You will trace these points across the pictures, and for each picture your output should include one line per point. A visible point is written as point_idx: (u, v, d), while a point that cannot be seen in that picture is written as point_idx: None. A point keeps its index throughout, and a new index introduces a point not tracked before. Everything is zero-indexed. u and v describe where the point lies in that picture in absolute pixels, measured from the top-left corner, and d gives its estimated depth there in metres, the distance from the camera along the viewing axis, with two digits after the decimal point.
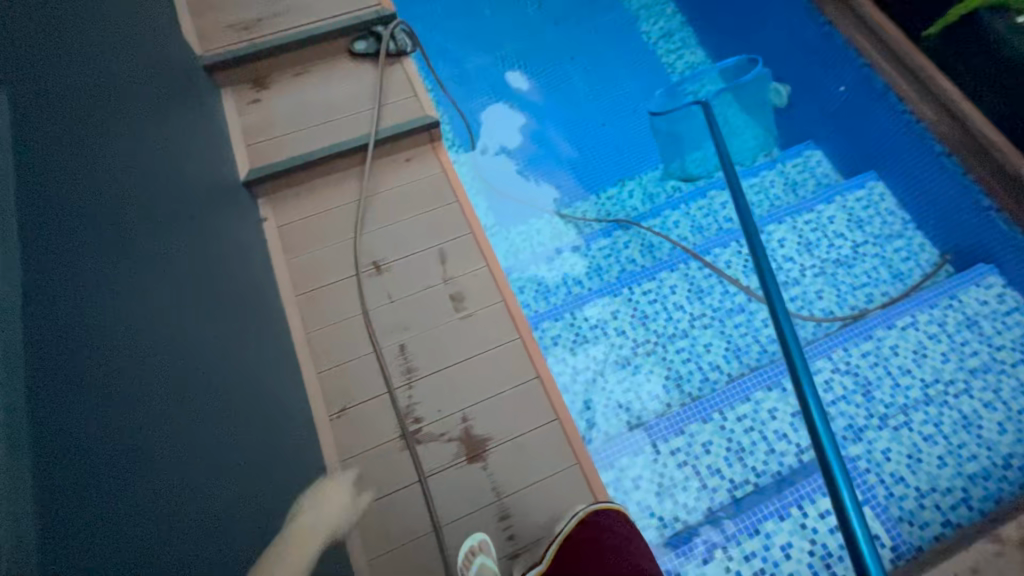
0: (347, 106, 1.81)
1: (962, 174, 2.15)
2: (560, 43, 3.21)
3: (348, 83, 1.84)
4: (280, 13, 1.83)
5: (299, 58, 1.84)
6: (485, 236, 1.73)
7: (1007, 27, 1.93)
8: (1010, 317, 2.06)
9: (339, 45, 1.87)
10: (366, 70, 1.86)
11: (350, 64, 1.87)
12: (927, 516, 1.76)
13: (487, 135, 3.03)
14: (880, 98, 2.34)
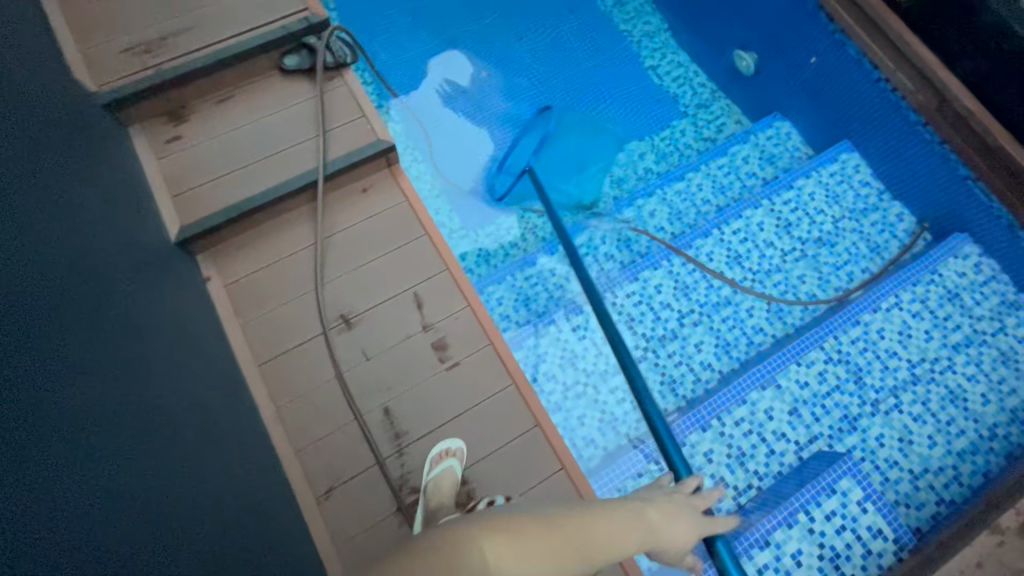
0: (286, 136, 1.57)
1: (938, 144, 2.11)
2: (510, 15, 2.92)
3: (282, 108, 1.59)
4: (190, 28, 1.54)
5: (220, 81, 1.57)
6: (462, 272, 1.57)
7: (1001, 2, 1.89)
8: (987, 286, 2.08)
9: (267, 61, 1.60)
10: (303, 89, 1.61)
11: (283, 82, 1.61)
12: (922, 496, 1.81)
13: (439, 128, 2.72)
14: (854, 66, 2.25)
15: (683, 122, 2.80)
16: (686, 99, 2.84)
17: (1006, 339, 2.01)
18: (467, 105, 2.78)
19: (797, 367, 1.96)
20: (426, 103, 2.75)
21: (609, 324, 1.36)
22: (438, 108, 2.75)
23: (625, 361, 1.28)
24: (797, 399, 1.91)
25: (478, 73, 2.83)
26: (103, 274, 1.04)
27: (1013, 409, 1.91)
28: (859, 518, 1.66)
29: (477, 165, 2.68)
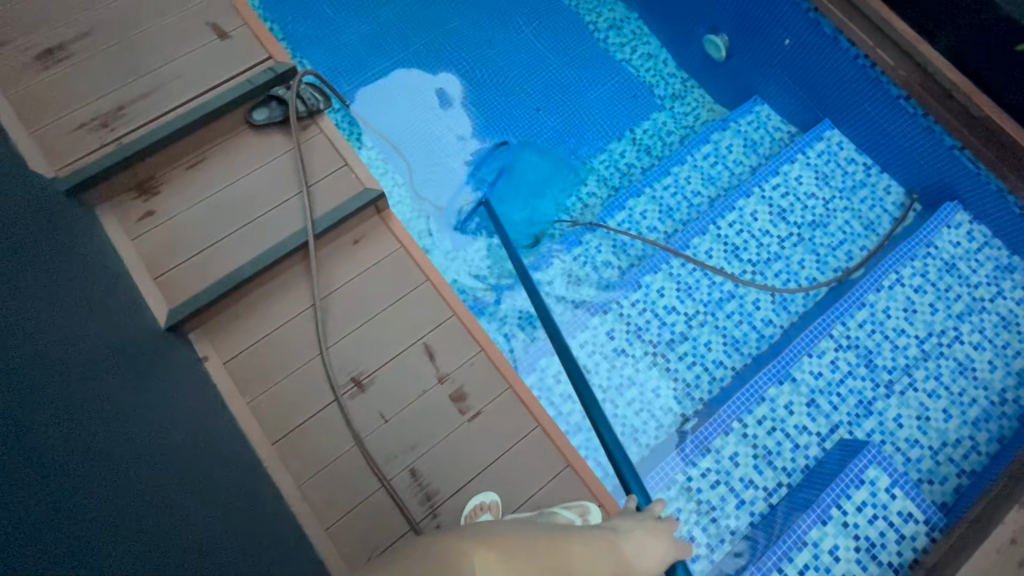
0: (267, 195, 1.47)
1: (922, 116, 2.11)
2: (474, 22, 2.82)
3: (258, 165, 1.49)
4: (150, 92, 1.43)
5: (188, 145, 1.47)
6: (470, 316, 1.53)
7: None
8: (982, 252, 2.10)
9: (235, 117, 1.50)
10: (277, 142, 1.51)
11: (254, 138, 1.51)
12: (944, 471, 1.84)
13: (408, 141, 2.64)
14: (831, 44, 2.22)
15: (662, 114, 2.75)
16: (662, 90, 2.78)
17: (1005, 303, 2.04)
18: (433, 113, 2.69)
19: (809, 358, 1.96)
20: (391, 117, 2.66)
21: (565, 357, 1.43)
22: (404, 121, 2.66)
23: (581, 388, 1.35)
24: (813, 390, 1.92)
25: (440, 80, 2.73)
26: (129, 343, 1.17)
27: (1020, 372, 1.94)
28: (890, 505, 1.67)
29: (451, 176, 2.61)
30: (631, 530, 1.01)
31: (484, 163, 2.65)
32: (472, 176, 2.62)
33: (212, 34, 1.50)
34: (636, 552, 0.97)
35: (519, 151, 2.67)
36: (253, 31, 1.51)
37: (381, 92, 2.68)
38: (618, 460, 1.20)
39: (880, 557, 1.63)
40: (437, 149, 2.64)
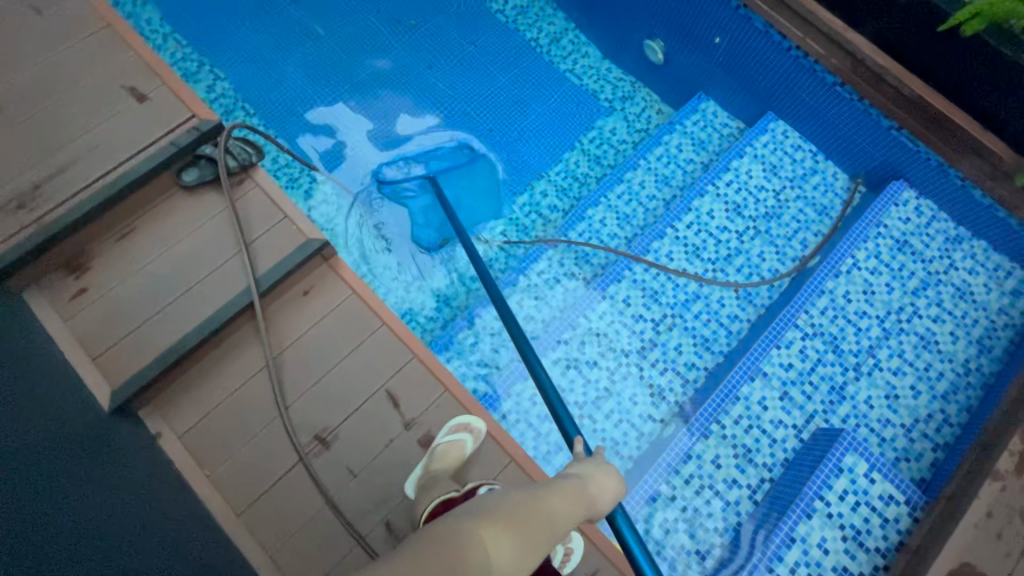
0: (206, 259, 1.42)
1: (858, 101, 2.15)
2: (413, 49, 2.81)
3: (193, 227, 1.44)
4: (71, 164, 1.38)
5: (118, 215, 1.41)
6: (432, 356, 1.51)
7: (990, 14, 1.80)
8: (931, 226, 2.15)
9: (164, 180, 1.44)
10: (212, 200, 1.47)
11: (187, 199, 1.46)
12: (919, 447, 1.86)
13: (345, 168, 2.63)
14: (763, 38, 2.26)
15: (610, 120, 2.76)
16: (608, 96, 2.80)
17: (958, 274, 2.09)
18: (369, 136, 2.68)
19: (778, 351, 1.97)
20: (326, 144, 2.65)
21: (509, 319, 1.48)
22: (340, 148, 2.65)
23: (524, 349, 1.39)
24: (785, 382, 1.93)
25: (383, 88, 2.75)
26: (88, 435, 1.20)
27: (979, 340, 1.99)
28: (870, 490, 1.69)
29: (392, 198, 2.60)
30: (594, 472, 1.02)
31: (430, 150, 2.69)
32: (413, 196, 2.61)
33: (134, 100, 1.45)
34: (598, 491, 1.00)
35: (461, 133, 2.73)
36: (172, 90, 1.47)
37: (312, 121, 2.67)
38: (556, 405, 1.24)
39: (867, 544, 1.64)
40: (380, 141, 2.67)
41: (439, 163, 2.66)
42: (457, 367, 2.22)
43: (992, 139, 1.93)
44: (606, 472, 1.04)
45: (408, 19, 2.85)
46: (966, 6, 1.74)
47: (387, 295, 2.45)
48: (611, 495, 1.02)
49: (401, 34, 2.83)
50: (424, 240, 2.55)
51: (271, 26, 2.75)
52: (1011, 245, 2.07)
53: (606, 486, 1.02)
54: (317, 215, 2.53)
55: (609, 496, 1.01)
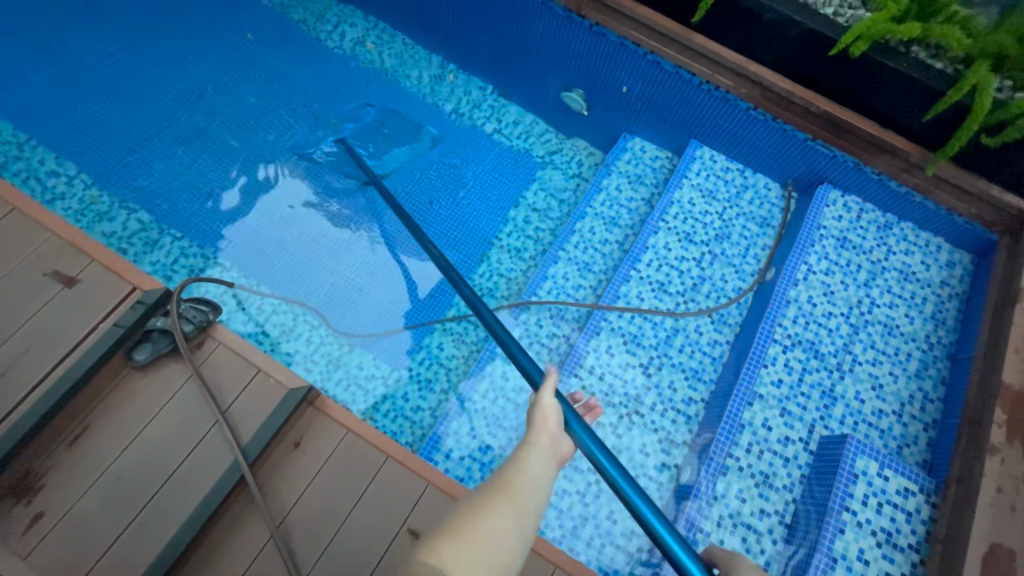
0: (176, 438, 1.44)
1: (772, 120, 2.33)
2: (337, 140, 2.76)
3: (157, 408, 1.47)
4: (33, 383, 1.41)
5: (66, 420, 1.41)
6: (445, 477, 1.50)
7: (899, 42, 2.03)
8: (862, 219, 2.32)
9: (115, 363, 1.49)
10: (173, 372, 1.52)
11: (144, 378, 1.50)
12: (914, 429, 1.95)
13: (286, 259, 2.53)
14: (674, 77, 2.41)
15: (546, 172, 2.82)
16: (539, 150, 2.86)
17: (897, 258, 2.26)
18: (306, 222, 2.60)
19: (766, 370, 2.03)
20: (260, 238, 2.54)
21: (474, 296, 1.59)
22: (277, 240, 2.55)
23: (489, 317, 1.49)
24: (780, 398, 1.99)
25: (312, 178, 2.68)
26: None
27: (933, 314, 2.15)
28: (887, 487, 1.75)
29: (345, 285, 2.53)
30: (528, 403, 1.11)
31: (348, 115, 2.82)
32: (366, 280, 2.56)
33: (73, 291, 1.54)
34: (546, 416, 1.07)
35: (401, 129, 2.84)
36: (131, 279, 1.57)
37: (241, 213, 2.57)
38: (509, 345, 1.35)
39: (899, 542, 1.69)
40: (294, 117, 2.77)
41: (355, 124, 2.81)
42: (459, 459, 2.12)
43: (903, 141, 2.18)
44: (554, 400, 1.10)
45: (326, 112, 2.81)
46: (850, 30, 1.94)
47: (365, 399, 2.32)
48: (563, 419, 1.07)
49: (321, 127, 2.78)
50: (370, 194, 2.70)
51: (182, 146, 2.62)
52: (933, 223, 2.27)
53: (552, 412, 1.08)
54: (272, 328, 2.39)
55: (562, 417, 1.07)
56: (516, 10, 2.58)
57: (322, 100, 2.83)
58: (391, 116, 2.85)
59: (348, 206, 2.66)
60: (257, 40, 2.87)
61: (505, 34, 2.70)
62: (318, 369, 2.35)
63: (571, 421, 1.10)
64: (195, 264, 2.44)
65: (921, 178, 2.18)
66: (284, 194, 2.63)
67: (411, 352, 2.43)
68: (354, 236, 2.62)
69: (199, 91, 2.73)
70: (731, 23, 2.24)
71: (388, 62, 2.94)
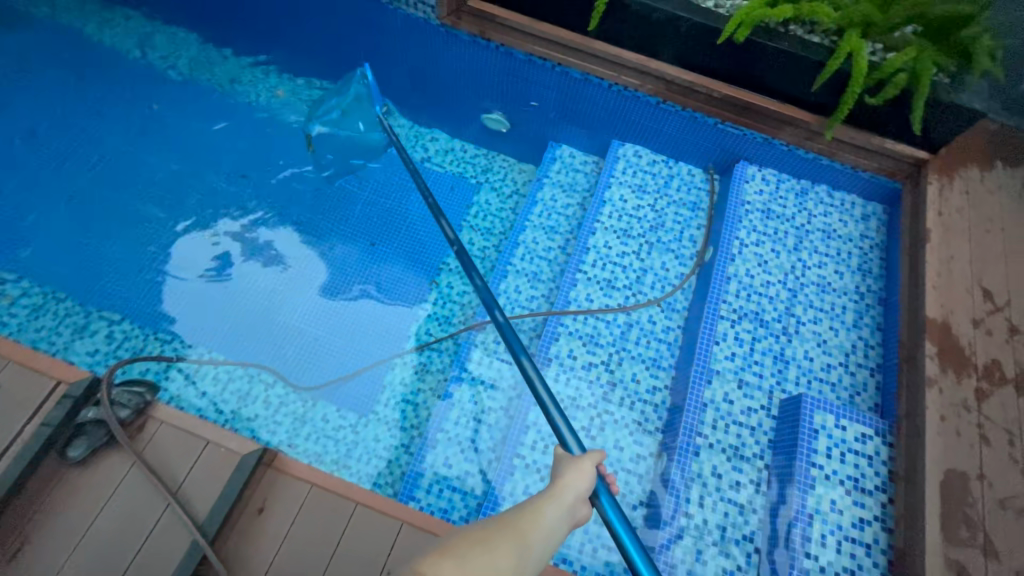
0: (129, 529, 1.38)
1: (682, 111, 2.45)
2: (277, 189, 2.75)
3: (105, 501, 1.41)
4: None
5: (5, 532, 1.34)
6: (420, 513, 1.49)
7: (777, 24, 2.19)
8: (781, 189, 2.46)
9: (50, 464, 1.41)
10: (115, 463, 1.45)
11: (85, 474, 1.43)
12: (862, 376, 2.06)
13: (233, 323, 2.47)
14: (584, 84, 2.52)
15: (482, 193, 2.86)
16: (471, 172, 2.91)
17: (819, 219, 2.40)
18: (248, 282, 2.55)
19: (718, 347, 2.10)
20: (202, 305, 2.48)
21: (489, 304, 1.68)
22: (220, 304, 2.49)
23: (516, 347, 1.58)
24: (736, 370, 2.06)
25: (248, 235, 2.64)
26: None
27: (859, 266, 2.29)
28: (847, 437, 1.83)
29: (298, 338, 2.48)
30: (566, 464, 1.32)
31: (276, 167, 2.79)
32: (319, 329, 2.52)
33: None
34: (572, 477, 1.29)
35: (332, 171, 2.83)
36: (55, 374, 1.51)
37: (178, 283, 2.49)
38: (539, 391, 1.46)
39: (867, 487, 1.76)
40: (220, 178, 2.73)
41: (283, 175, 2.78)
42: (441, 492, 2.07)
43: (801, 112, 2.34)
44: (581, 468, 1.30)
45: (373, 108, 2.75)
46: (731, 19, 2.07)
47: (338, 448, 2.27)
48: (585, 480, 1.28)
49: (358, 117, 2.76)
50: (311, 241, 2.68)
51: (106, 225, 2.53)
52: (844, 183, 2.43)
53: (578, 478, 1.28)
54: (227, 395, 2.31)
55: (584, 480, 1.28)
56: (423, 42, 2.65)
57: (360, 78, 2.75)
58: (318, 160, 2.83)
59: (289, 258, 2.63)
60: (169, 108, 2.83)
61: (418, 66, 2.77)
62: (281, 428, 2.28)
63: (598, 486, 1.31)
64: (136, 343, 2.35)
65: (823, 142, 2.34)
66: (221, 257, 2.58)
67: (376, 392, 2.39)
68: (300, 287, 2.58)
69: (117, 166, 2.66)
70: (625, 27, 2.36)
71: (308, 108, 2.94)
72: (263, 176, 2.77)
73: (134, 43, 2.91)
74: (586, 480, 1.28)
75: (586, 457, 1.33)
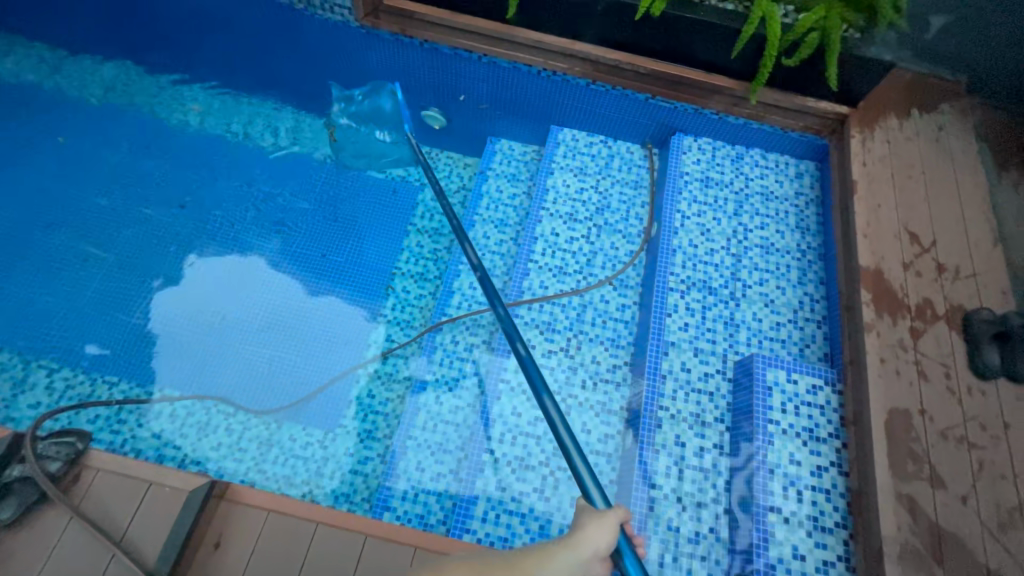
0: None
1: (612, 89, 2.46)
2: (213, 212, 2.66)
3: (43, 560, 1.35)
4: None
5: None
6: (385, 524, 1.49)
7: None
8: (717, 157, 2.50)
9: None
10: (50, 520, 1.39)
11: (20, 535, 1.37)
12: (809, 330, 2.13)
13: (183, 355, 2.38)
14: (513, 72, 2.50)
15: (427, 193, 2.82)
16: (416, 172, 2.86)
17: (756, 183, 2.45)
18: (196, 310, 2.46)
19: (671, 318, 2.14)
20: (148, 339, 2.38)
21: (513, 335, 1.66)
22: (167, 337, 2.39)
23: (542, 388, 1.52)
24: (691, 339, 2.10)
25: (189, 262, 2.55)
26: None
27: (798, 224, 2.36)
28: (799, 389, 1.89)
29: (254, 362, 2.41)
30: (587, 521, 1.25)
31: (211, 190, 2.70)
32: (276, 350, 2.45)
33: None
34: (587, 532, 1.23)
35: (269, 187, 2.74)
36: None
37: (119, 320, 2.39)
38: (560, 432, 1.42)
39: (823, 435, 1.83)
40: (154, 207, 2.62)
41: (219, 196, 2.69)
42: (415, 498, 2.03)
43: (726, 80, 2.38)
44: (602, 522, 1.24)
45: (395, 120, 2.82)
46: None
47: (309, 468, 2.21)
48: (604, 539, 1.22)
49: (380, 125, 2.83)
50: (257, 262, 2.60)
51: (35, 269, 2.41)
52: (775, 144, 2.49)
53: (598, 533, 1.22)
54: (186, 430, 2.23)
55: (603, 541, 1.21)
56: (350, 46, 2.61)
57: (383, 91, 2.76)
58: (255, 178, 2.75)
59: (236, 280, 2.55)
60: (88, 139, 2.69)
61: (348, 70, 2.74)
62: (246, 456, 2.21)
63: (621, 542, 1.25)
64: (80, 390, 2.24)
65: (750, 107, 2.39)
66: (164, 287, 2.49)
67: (340, 407, 2.35)
68: (251, 309, 2.50)
69: (38, 207, 2.52)
70: (545, 13, 2.36)
71: (237, 125, 2.84)
72: (198, 201, 2.67)
73: (42, 75, 2.76)
74: (607, 535, 1.22)
75: (611, 511, 1.26)
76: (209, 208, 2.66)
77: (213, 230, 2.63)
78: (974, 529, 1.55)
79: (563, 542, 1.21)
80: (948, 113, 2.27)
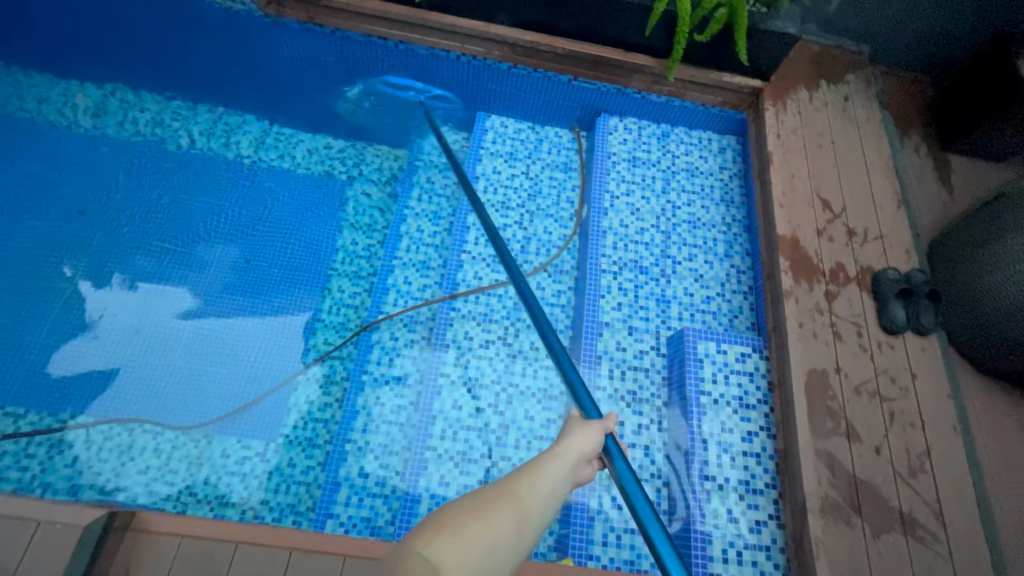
0: None
1: (534, 73, 2.45)
2: (122, 221, 2.47)
3: None
4: None
5: None
6: (311, 535, 1.45)
7: None
8: (643, 136, 2.52)
9: None
10: None
11: None
12: (737, 301, 2.19)
13: (97, 376, 2.21)
14: (432, 58, 2.49)
15: (360, 189, 2.69)
16: (344, 167, 2.72)
17: (682, 160, 2.49)
18: (112, 333, 2.28)
19: (605, 300, 2.15)
20: (54, 363, 2.19)
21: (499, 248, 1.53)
22: (77, 361, 2.22)
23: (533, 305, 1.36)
24: (625, 318, 2.12)
25: (97, 276, 2.36)
26: None
27: (723, 198, 2.41)
28: (728, 359, 1.94)
29: (179, 377, 2.27)
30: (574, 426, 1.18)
31: (119, 197, 2.51)
32: (202, 363, 2.31)
33: None
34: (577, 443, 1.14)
35: (183, 191, 2.57)
36: None
37: (19, 347, 2.19)
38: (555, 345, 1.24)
39: (752, 401, 1.89)
40: (53, 220, 2.41)
41: (127, 204, 2.50)
42: (361, 502, 1.97)
43: (645, 58, 2.39)
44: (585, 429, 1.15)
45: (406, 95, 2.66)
46: None
47: (245, 484, 2.10)
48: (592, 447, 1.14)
49: (394, 103, 2.68)
50: (172, 271, 2.43)
51: None
52: (697, 121, 2.54)
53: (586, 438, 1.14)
54: (105, 457, 2.07)
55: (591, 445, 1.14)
56: (252, 35, 2.54)
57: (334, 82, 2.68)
58: (167, 181, 2.57)
59: (154, 293, 2.38)
60: None
61: (258, 66, 2.65)
62: (176, 478, 2.08)
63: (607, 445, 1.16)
64: None
65: (669, 85, 2.42)
66: (67, 304, 2.29)
67: (275, 416, 2.24)
68: (174, 326, 2.34)
69: None
70: None
71: (142, 125, 2.64)
72: (104, 210, 2.47)
73: None
74: (593, 440, 1.14)
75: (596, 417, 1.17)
76: (117, 218, 2.47)
77: (123, 240, 2.44)
78: (886, 477, 1.65)
79: (550, 452, 1.13)
80: (854, 84, 2.37)
